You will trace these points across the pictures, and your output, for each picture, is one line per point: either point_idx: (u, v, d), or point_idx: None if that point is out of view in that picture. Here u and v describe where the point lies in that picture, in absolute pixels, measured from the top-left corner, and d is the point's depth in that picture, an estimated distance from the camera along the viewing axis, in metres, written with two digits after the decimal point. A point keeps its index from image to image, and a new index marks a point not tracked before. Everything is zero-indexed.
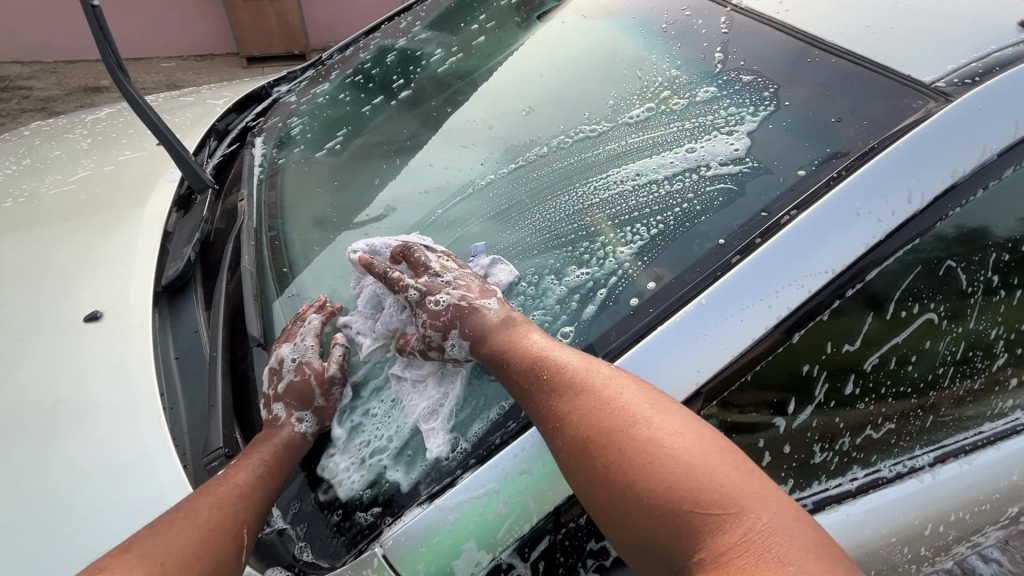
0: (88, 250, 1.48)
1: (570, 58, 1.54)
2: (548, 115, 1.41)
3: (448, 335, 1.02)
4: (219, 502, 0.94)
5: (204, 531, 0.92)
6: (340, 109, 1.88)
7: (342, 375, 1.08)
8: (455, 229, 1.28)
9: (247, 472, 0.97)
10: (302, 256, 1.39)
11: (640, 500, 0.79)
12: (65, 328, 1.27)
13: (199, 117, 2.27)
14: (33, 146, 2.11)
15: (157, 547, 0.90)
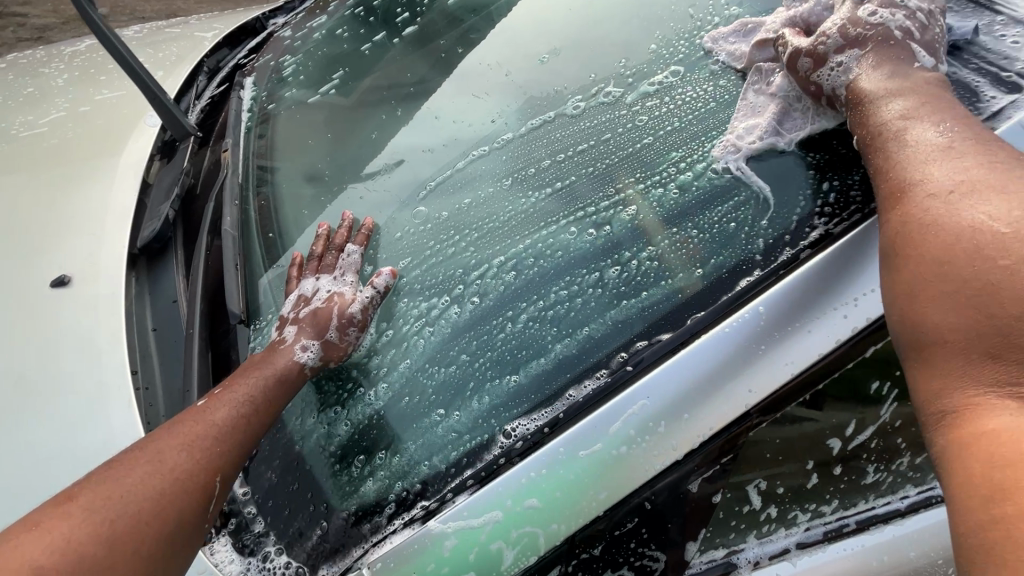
0: (56, 202, 1.33)
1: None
2: (577, 60, 1.19)
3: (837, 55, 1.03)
4: (189, 446, 0.90)
5: (172, 475, 0.88)
6: (337, 47, 1.66)
7: (363, 319, 1.02)
8: (462, 195, 1.10)
9: (226, 413, 0.94)
10: (293, 222, 1.24)
11: (989, 306, 0.66)
12: (29, 294, 1.15)
13: (185, 52, 2.04)
14: (7, 81, 1.92)
15: (109, 498, 0.84)
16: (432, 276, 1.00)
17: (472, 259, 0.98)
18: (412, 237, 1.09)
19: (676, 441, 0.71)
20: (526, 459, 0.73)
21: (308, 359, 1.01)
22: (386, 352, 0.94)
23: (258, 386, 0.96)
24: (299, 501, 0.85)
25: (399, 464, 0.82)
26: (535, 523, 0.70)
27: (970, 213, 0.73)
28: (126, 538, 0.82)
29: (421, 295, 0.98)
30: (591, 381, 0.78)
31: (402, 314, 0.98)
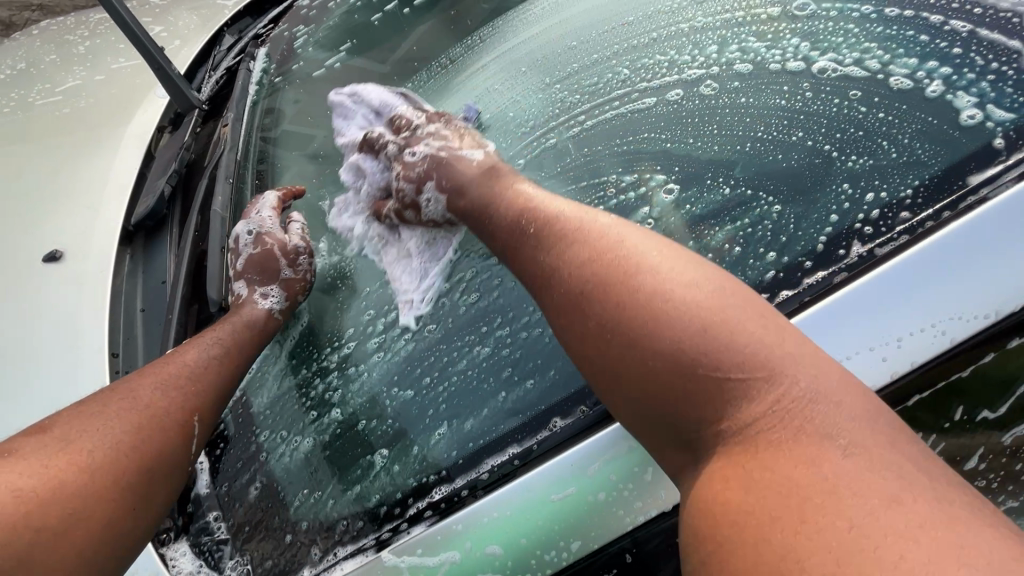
0: (58, 174, 1.31)
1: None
2: (597, 49, 1.09)
3: (423, 191, 1.05)
4: (166, 385, 0.92)
5: (150, 412, 0.88)
6: (348, 15, 1.56)
7: (306, 246, 1.11)
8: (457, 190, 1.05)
9: (199, 353, 0.96)
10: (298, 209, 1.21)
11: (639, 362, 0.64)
12: (24, 268, 1.15)
13: (206, 20, 1.99)
14: (35, 48, 1.92)
15: (83, 431, 0.82)
16: (401, 287, 0.94)
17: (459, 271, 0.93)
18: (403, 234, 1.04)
19: (666, 490, 0.64)
20: (491, 494, 0.68)
21: (269, 304, 1.04)
22: (353, 365, 0.88)
23: (232, 329, 1.00)
24: (267, 508, 0.81)
25: (369, 484, 0.78)
26: (495, 570, 0.65)
27: (567, 269, 0.76)
28: (105, 469, 0.80)
29: (393, 305, 0.92)
30: (562, 415, 0.70)
31: (369, 323, 0.92)
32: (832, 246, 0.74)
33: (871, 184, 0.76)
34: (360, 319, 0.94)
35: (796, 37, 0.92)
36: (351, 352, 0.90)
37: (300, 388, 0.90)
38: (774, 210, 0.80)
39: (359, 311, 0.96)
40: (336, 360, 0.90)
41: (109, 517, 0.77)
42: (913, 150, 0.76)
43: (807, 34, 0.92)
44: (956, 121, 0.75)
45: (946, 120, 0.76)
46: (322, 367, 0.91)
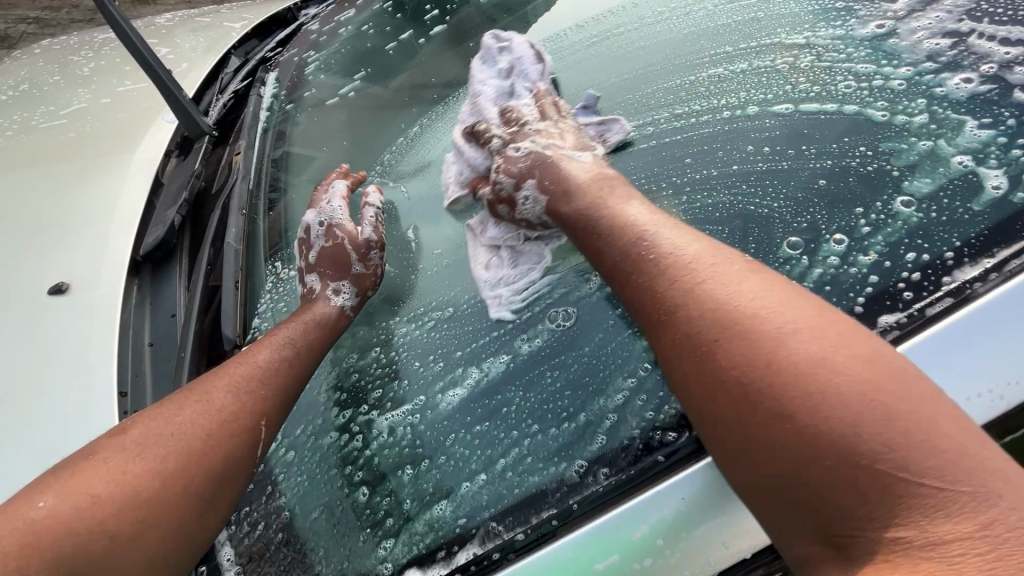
0: (64, 201, 1.28)
1: (653, 16, 1.24)
2: (622, 96, 1.14)
3: (522, 187, 1.06)
4: (238, 387, 0.92)
5: (223, 414, 0.88)
6: (361, 45, 1.57)
7: (380, 241, 1.15)
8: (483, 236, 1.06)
9: (269, 356, 0.97)
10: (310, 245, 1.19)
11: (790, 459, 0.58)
12: (30, 300, 1.11)
13: (213, 42, 1.98)
14: (38, 68, 1.89)
15: (159, 435, 0.84)
16: (416, 345, 0.94)
17: (475, 327, 0.93)
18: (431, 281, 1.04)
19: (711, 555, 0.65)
20: (525, 558, 0.69)
21: (341, 303, 1.09)
22: (354, 438, 0.87)
23: (304, 331, 1.02)
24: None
25: (387, 546, 0.76)
26: None
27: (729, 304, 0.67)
28: (177, 474, 0.81)
29: (402, 374, 0.91)
30: (590, 477, 0.72)
31: (424, 368, 0.90)
32: (871, 305, 0.76)
33: (914, 245, 0.79)
34: (363, 380, 0.93)
35: (820, 98, 0.98)
36: (374, 418, 0.87)
37: (310, 452, 0.88)
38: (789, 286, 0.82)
39: (356, 377, 0.95)
40: (335, 430, 0.89)
41: (176, 521, 0.78)
42: (955, 209, 0.80)
43: (830, 96, 0.98)
44: (983, 190, 0.80)
45: (974, 186, 0.81)
46: (314, 440, 0.90)
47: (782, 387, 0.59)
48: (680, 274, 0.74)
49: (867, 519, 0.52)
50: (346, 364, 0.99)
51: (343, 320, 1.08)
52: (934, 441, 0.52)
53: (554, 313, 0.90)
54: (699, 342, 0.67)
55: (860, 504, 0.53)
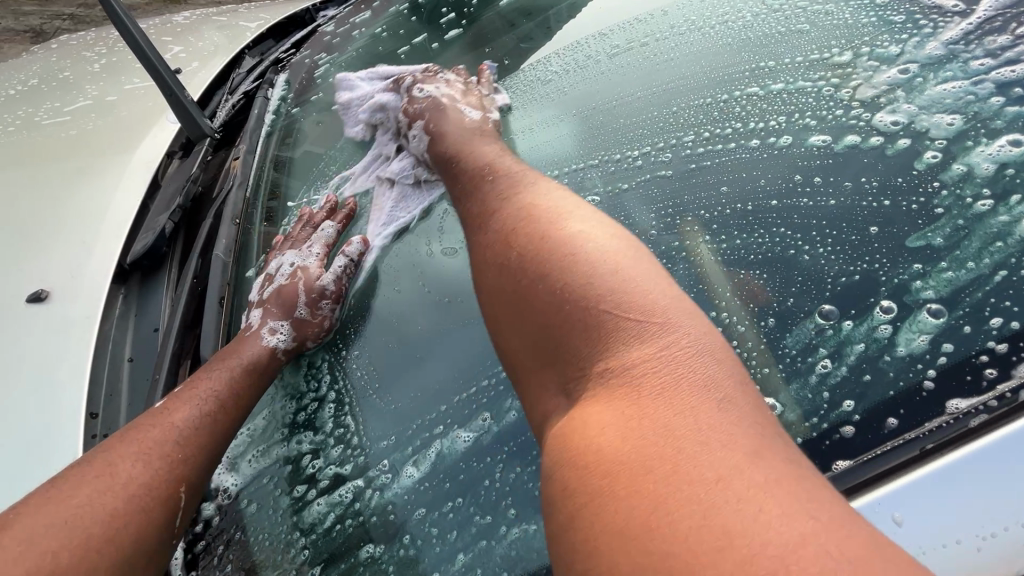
0: (56, 203, 1.23)
1: (687, 23, 1.15)
2: (649, 110, 1.05)
3: (413, 128, 1.30)
4: (144, 459, 0.88)
5: (127, 489, 0.85)
6: (374, 49, 1.50)
7: (336, 292, 1.10)
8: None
9: (189, 415, 0.94)
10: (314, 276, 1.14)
11: (547, 303, 0.74)
12: (7, 307, 1.05)
13: (226, 41, 1.93)
14: (51, 63, 1.87)
15: (49, 524, 0.78)
16: (391, 393, 0.90)
17: (458, 381, 0.88)
18: (431, 314, 0.97)
19: None
20: None
21: (275, 343, 1.04)
22: (311, 490, 0.84)
23: (228, 381, 0.98)
24: None
25: None
26: None
27: (548, 201, 0.87)
28: (71, 568, 0.76)
29: (377, 425, 0.87)
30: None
31: (402, 432, 0.86)
32: (943, 381, 0.66)
33: (996, 308, 0.68)
34: (339, 436, 0.88)
35: (872, 125, 0.88)
36: (346, 474, 0.84)
37: (277, 509, 0.84)
38: (824, 368, 0.71)
39: (320, 425, 0.90)
40: (300, 482, 0.85)
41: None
42: None
43: (883, 125, 0.88)
44: None
45: None
46: (279, 495, 0.85)
47: (544, 259, 0.77)
48: (519, 181, 0.97)
49: (596, 353, 0.67)
50: (305, 403, 0.95)
51: (275, 363, 1.03)
52: (648, 304, 0.67)
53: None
54: (511, 226, 0.87)
55: (585, 344, 0.68)
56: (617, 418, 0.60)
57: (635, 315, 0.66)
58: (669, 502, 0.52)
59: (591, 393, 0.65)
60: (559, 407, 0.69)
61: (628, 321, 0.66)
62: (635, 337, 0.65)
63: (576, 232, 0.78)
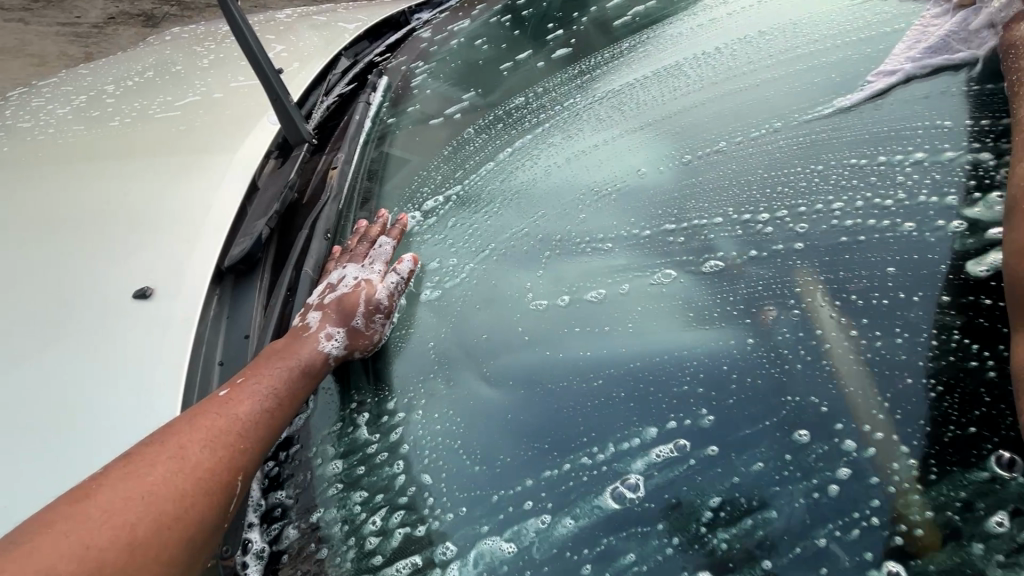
0: (163, 200, 1.27)
1: (817, 80, 1.12)
2: (776, 166, 1.01)
3: None
4: (208, 444, 0.92)
5: (194, 472, 0.90)
6: (473, 58, 1.51)
7: (389, 307, 1.08)
8: (592, 322, 0.93)
9: (252, 407, 0.96)
10: (402, 303, 1.10)
11: None
12: (112, 301, 1.09)
13: (325, 39, 1.96)
14: (165, 56, 1.97)
15: (127, 498, 0.86)
16: (474, 448, 0.84)
17: (552, 454, 0.80)
18: (525, 358, 0.91)
19: None
20: None
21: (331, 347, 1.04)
22: (379, 552, 0.79)
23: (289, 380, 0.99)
24: None
25: None
26: None
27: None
28: (143, 544, 0.84)
29: (460, 486, 0.81)
30: None
31: (478, 511, 0.78)
32: None
33: None
34: (412, 495, 0.82)
35: None
36: (418, 539, 0.78)
37: (342, 566, 0.79)
38: (995, 525, 0.64)
39: (389, 481, 0.85)
40: (368, 538, 0.80)
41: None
42: None
43: None
44: None
45: None
46: (342, 552, 0.80)
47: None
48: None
49: None
50: (369, 449, 0.89)
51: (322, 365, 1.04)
52: None
53: (614, 483, 0.76)
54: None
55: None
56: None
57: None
58: None
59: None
60: None
61: None
62: None
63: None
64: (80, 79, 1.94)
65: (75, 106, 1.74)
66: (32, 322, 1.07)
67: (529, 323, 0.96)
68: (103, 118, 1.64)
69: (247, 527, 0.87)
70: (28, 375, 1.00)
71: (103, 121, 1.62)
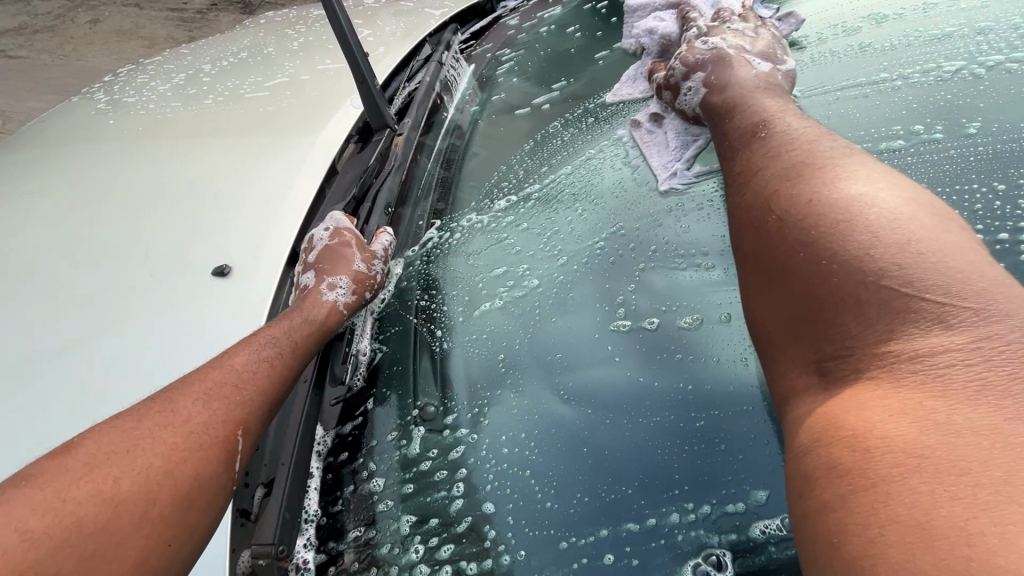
0: (247, 180, 1.27)
1: (658, 166, 1.08)
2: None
3: (691, 77, 1.16)
4: (202, 397, 0.94)
5: (186, 426, 0.91)
6: (564, 46, 1.43)
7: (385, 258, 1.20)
8: (695, 351, 0.83)
9: (247, 361, 1.00)
10: (466, 299, 1.02)
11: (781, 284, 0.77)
12: (192, 278, 1.09)
13: (410, 26, 1.93)
14: (258, 38, 2.02)
15: (113, 453, 0.84)
16: (547, 479, 0.77)
17: (637, 503, 0.72)
18: (606, 381, 0.84)
19: None
20: None
21: (336, 299, 1.17)
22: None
23: (290, 329, 1.07)
24: None
25: None
26: None
27: (744, 183, 0.92)
28: (129, 500, 0.81)
29: (531, 522, 0.74)
30: None
31: (550, 562, 0.71)
32: None
33: None
34: (469, 527, 0.76)
35: None
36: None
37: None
38: None
39: (445, 504, 0.79)
40: (420, 564, 0.75)
41: (135, 550, 0.78)
42: None
43: None
44: None
45: None
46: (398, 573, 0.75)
47: (827, 234, 0.74)
48: (744, 161, 0.96)
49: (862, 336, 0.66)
50: (424, 465, 0.83)
51: (338, 316, 1.16)
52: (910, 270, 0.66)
53: (695, 558, 0.67)
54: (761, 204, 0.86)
55: (853, 323, 0.67)
56: (907, 394, 0.59)
57: (939, 297, 0.63)
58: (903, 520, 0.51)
59: (860, 373, 0.65)
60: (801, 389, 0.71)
61: (911, 302, 0.64)
62: (929, 320, 0.62)
63: (889, 203, 0.74)
64: (181, 58, 2.02)
65: (174, 83, 1.81)
66: (119, 294, 1.10)
67: (615, 343, 0.87)
68: (197, 97, 1.69)
69: (302, 529, 0.81)
70: (111, 343, 1.02)
71: (197, 100, 1.67)
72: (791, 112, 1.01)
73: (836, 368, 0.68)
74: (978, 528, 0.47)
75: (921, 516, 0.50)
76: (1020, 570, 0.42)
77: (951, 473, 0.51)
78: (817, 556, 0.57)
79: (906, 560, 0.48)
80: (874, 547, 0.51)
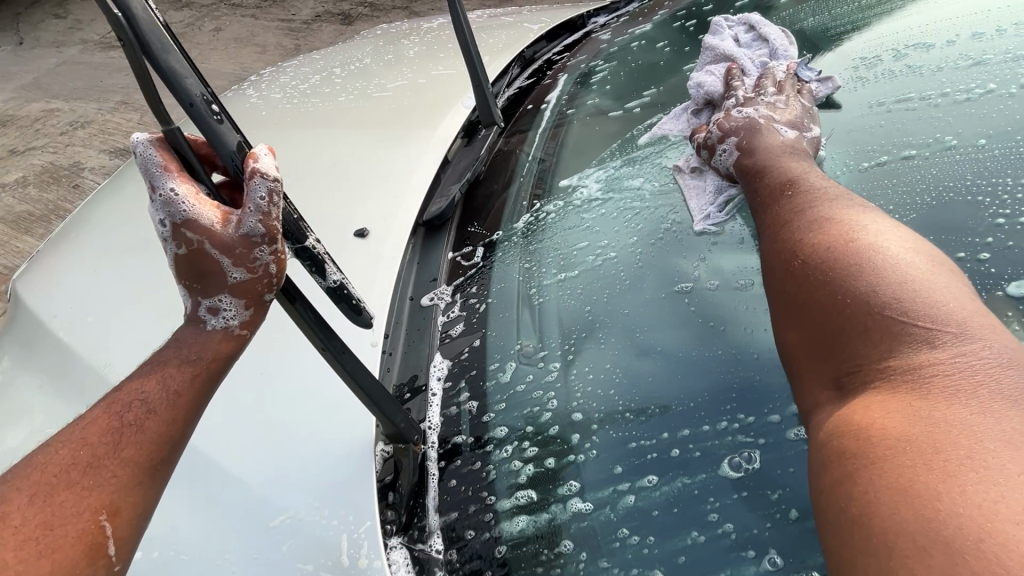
0: (377, 162, 1.55)
1: (696, 207, 1.20)
2: (958, 179, 1.01)
3: (724, 141, 1.27)
4: (39, 490, 0.81)
5: (28, 529, 0.77)
6: (651, 59, 1.62)
7: (266, 235, 0.86)
8: (750, 308, 1.01)
9: (97, 440, 0.84)
10: (560, 260, 1.22)
11: (809, 318, 0.89)
12: (338, 234, 1.37)
13: (510, 38, 2.18)
14: (378, 47, 2.34)
15: None
16: (627, 400, 0.95)
17: (699, 413, 0.90)
18: (673, 334, 1.01)
19: None
20: None
21: (224, 324, 0.92)
22: (526, 466, 0.93)
23: (160, 379, 0.88)
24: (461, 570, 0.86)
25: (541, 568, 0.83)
26: None
27: (773, 232, 1.05)
28: None
29: (614, 427, 0.93)
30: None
31: (630, 454, 0.89)
32: None
33: None
34: (557, 430, 0.96)
35: None
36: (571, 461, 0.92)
37: (498, 469, 0.95)
38: None
39: (537, 413, 0.99)
40: (519, 458, 0.95)
41: None
42: None
43: None
44: None
45: None
46: (504, 461, 0.95)
47: (842, 279, 0.88)
48: (774, 215, 1.09)
49: (875, 357, 0.80)
50: (521, 385, 1.03)
51: (239, 341, 0.93)
52: (912, 309, 0.80)
53: (730, 456, 0.85)
54: (790, 249, 0.99)
55: (861, 345, 0.82)
56: (893, 397, 0.74)
57: (928, 324, 0.77)
58: (885, 488, 0.66)
59: (868, 385, 0.79)
60: (825, 400, 0.82)
61: (916, 328, 0.78)
62: (920, 343, 0.77)
63: (892, 250, 0.88)
64: (314, 62, 2.38)
65: (310, 84, 2.15)
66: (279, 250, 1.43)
67: (689, 298, 1.04)
68: (330, 95, 2.01)
69: (428, 422, 1.04)
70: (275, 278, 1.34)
71: (330, 97, 1.99)
72: (814, 173, 1.14)
73: (855, 382, 0.81)
74: (947, 489, 0.62)
75: (905, 481, 0.65)
76: (964, 514, 0.59)
77: (931, 451, 0.66)
78: (843, 510, 0.69)
79: (896, 521, 0.63)
80: (870, 506, 0.66)
